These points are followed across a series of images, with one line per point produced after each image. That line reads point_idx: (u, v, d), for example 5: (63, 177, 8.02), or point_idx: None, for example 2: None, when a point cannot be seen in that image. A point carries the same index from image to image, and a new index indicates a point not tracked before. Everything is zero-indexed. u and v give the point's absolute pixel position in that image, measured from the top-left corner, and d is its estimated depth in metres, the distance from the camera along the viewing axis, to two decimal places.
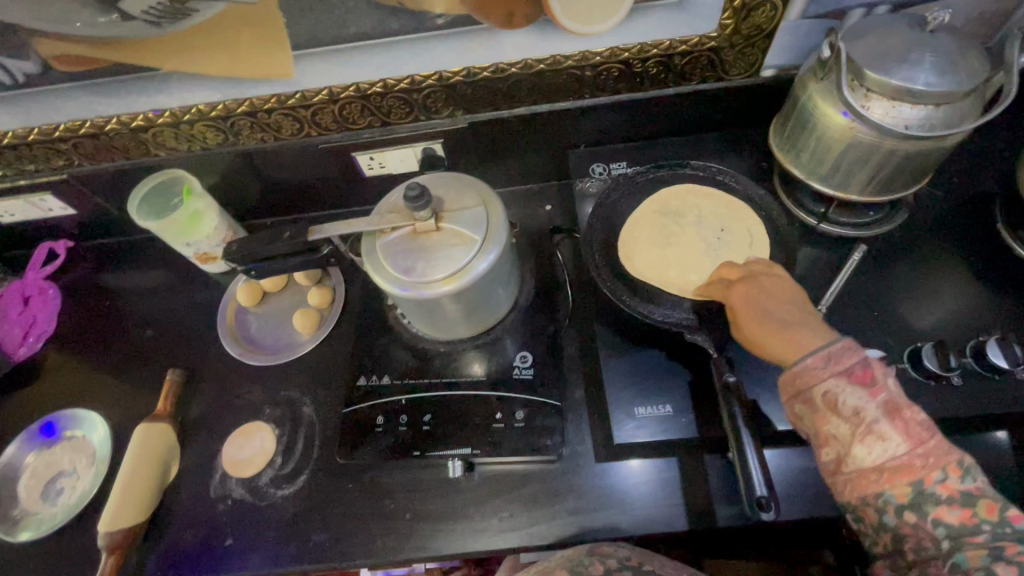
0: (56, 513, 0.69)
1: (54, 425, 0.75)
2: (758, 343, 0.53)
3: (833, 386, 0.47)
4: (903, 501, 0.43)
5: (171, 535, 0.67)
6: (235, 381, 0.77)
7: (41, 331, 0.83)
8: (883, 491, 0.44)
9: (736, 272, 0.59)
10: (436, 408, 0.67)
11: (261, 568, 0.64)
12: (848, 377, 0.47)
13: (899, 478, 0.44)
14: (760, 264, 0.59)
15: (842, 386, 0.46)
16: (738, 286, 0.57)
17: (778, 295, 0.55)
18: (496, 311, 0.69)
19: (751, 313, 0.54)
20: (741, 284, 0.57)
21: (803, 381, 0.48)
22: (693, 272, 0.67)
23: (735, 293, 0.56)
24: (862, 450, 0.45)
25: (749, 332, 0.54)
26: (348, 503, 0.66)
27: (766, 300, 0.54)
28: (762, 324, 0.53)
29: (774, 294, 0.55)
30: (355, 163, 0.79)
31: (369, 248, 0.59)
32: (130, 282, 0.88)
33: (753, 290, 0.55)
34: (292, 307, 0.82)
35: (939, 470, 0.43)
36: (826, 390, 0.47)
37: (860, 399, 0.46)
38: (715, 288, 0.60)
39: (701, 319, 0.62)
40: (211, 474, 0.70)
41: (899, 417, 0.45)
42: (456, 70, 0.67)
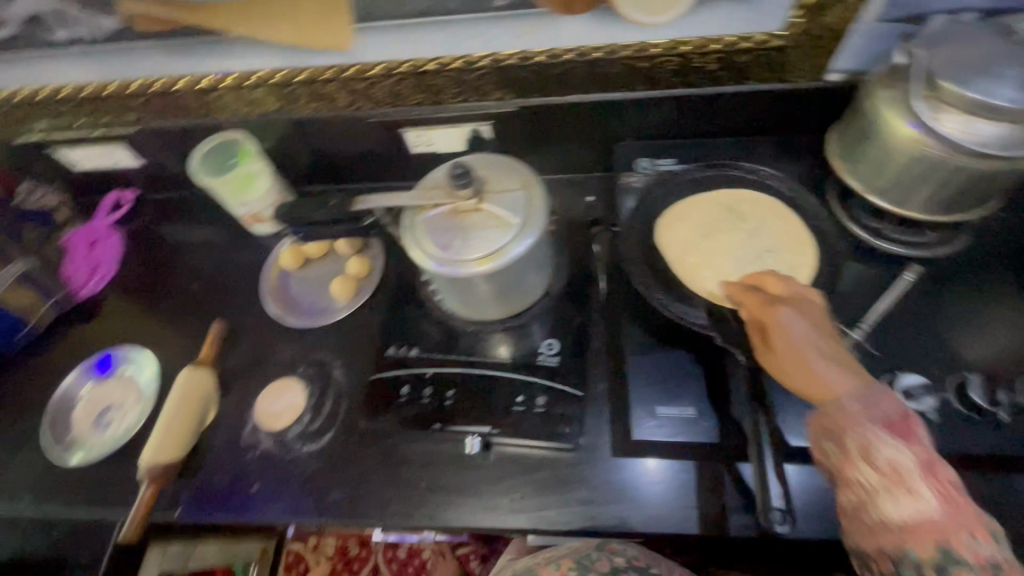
0: (103, 443, 0.75)
1: (108, 362, 0.81)
2: (787, 372, 0.50)
3: (871, 432, 0.44)
4: (925, 561, 0.40)
5: (203, 475, 0.72)
6: (272, 338, 0.80)
7: (103, 275, 0.90)
8: (905, 548, 0.41)
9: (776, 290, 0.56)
10: (460, 386, 0.67)
11: (283, 516, 0.68)
12: (888, 426, 0.44)
13: (924, 537, 0.41)
14: (798, 286, 0.56)
15: (881, 434, 0.44)
16: (776, 305, 0.53)
17: (816, 326, 0.52)
18: (522, 298, 0.69)
19: (791, 340, 0.50)
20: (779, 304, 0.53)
21: (840, 422, 0.45)
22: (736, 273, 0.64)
23: (773, 317, 0.52)
24: (890, 502, 0.42)
25: (783, 363, 0.50)
26: (368, 466, 0.69)
27: (807, 330, 0.51)
28: (798, 356, 0.50)
29: (812, 325, 0.52)
30: (403, 139, 0.80)
31: (409, 222, 0.60)
32: (184, 236, 0.94)
33: (793, 314, 0.52)
34: (331, 273, 0.85)
35: (970, 535, 0.40)
36: (863, 435, 0.44)
37: (897, 450, 0.43)
38: (748, 295, 0.56)
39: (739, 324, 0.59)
40: (243, 423, 0.74)
41: (935, 474, 0.42)
42: (511, 53, 0.67)
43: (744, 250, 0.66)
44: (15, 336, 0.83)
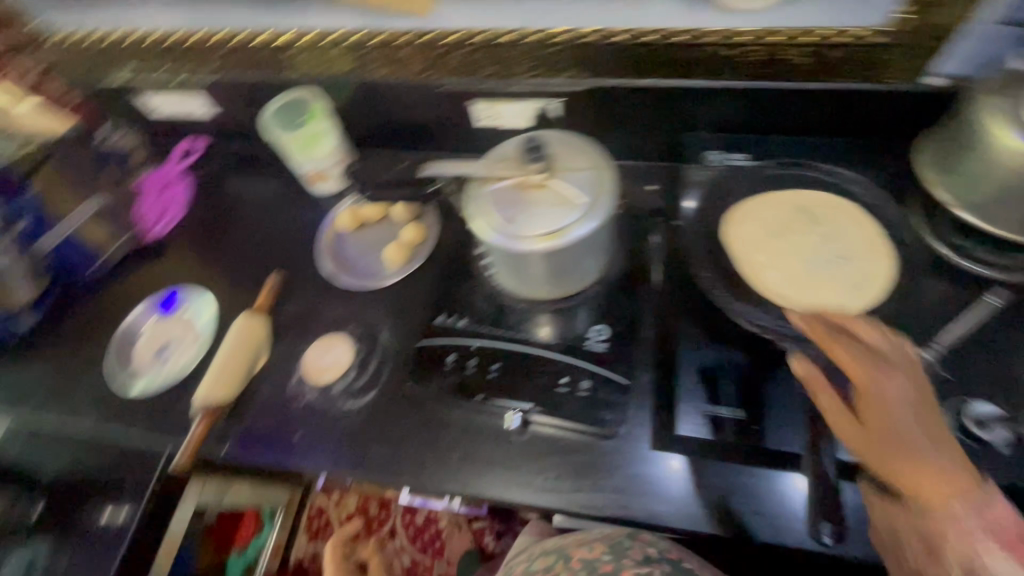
0: (161, 377, 0.79)
1: (171, 299, 0.85)
2: (875, 453, 0.45)
3: (981, 546, 0.41)
4: None
5: (250, 417, 0.74)
6: (324, 295, 0.83)
7: (171, 218, 0.94)
8: None
9: (878, 347, 0.49)
10: (505, 361, 0.66)
11: (322, 466, 0.70)
12: (1000, 540, 0.41)
13: None
14: (895, 343, 0.49)
15: (988, 550, 0.41)
16: (878, 373, 0.47)
17: (917, 400, 0.46)
18: (576, 281, 0.68)
19: (886, 419, 0.45)
20: (883, 371, 0.47)
21: (938, 528, 0.43)
22: (803, 276, 0.61)
23: (867, 387, 0.47)
24: None
25: (872, 441, 0.46)
26: (407, 427, 0.70)
27: (911, 410, 0.45)
28: (892, 439, 0.45)
29: (913, 400, 0.46)
30: (469, 112, 0.80)
31: (474, 192, 0.60)
32: (248, 188, 0.97)
33: (897, 388, 0.46)
34: (384, 238, 0.85)
35: None
36: (968, 546, 0.42)
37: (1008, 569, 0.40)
38: (844, 349, 0.49)
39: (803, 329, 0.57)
40: (291, 373, 0.77)
41: None
42: (590, 31, 0.66)
43: (812, 254, 0.63)
44: (91, 267, 0.90)
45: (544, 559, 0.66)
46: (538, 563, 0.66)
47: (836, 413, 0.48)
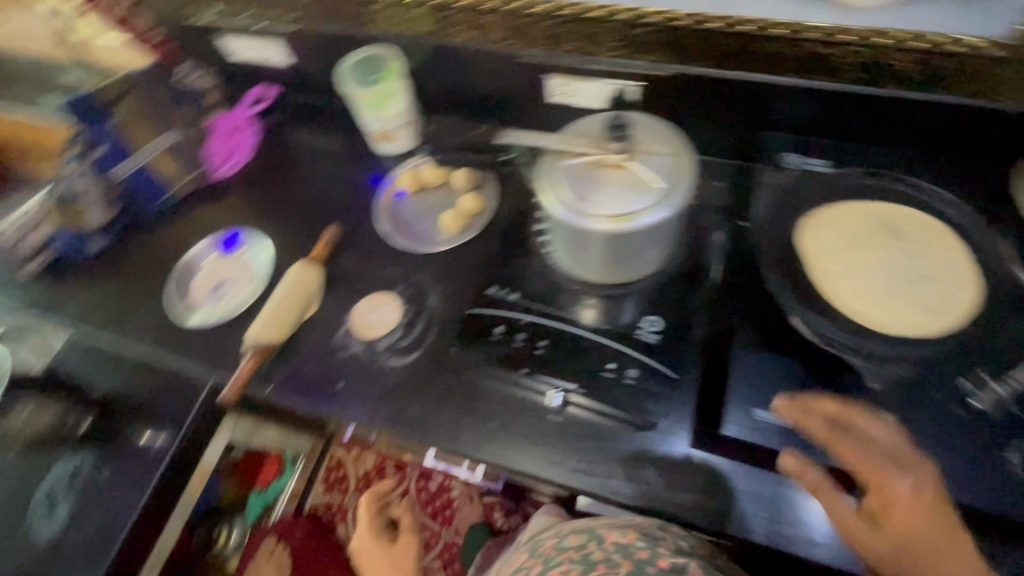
0: (216, 312, 0.82)
1: (234, 239, 0.88)
2: (884, 551, 0.47)
3: None
4: None
5: (296, 362, 0.77)
6: (379, 252, 0.84)
7: (237, 159, 0.96)
8: None
9: (880, 441, 0.51)
10: (554, 339, 0.67)
11: (360, 417, 0.72)
12: None
13: None
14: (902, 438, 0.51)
15: None
16: (889, 468, 0.49)
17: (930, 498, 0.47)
18: (635, 269, 0.68)
19: (895, 518, 0.47)
20: (893, 466, 0.49)
21: None
22: (878, 292, 0.60)
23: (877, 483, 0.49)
24: None
25: (880, 540, 0.47)
26: (446, 392, 0.71)
27: (925, 506, 0.47)
28: (901, 539, 0.46)
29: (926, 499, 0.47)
30: (544, 86, 0.79)
31: (548, 166, 0.59)
32: (313, 140, 0.98)
33: (914, 488, 0.48)
34: (443, 204, 0.86)
35: None
36: None
37: None
38: (849, 445, 0.51)
39: (866, 341, 0.58)
40: (339, 324, 0.78)
41: None
42: (684, 14, 0.64)
43: (890, 270, 0.61)
44: (158, 198, 0.93)
45: (574, 538, 0.63)
46: (569, 540, 0.63)
47: (846, 510, 0.49)
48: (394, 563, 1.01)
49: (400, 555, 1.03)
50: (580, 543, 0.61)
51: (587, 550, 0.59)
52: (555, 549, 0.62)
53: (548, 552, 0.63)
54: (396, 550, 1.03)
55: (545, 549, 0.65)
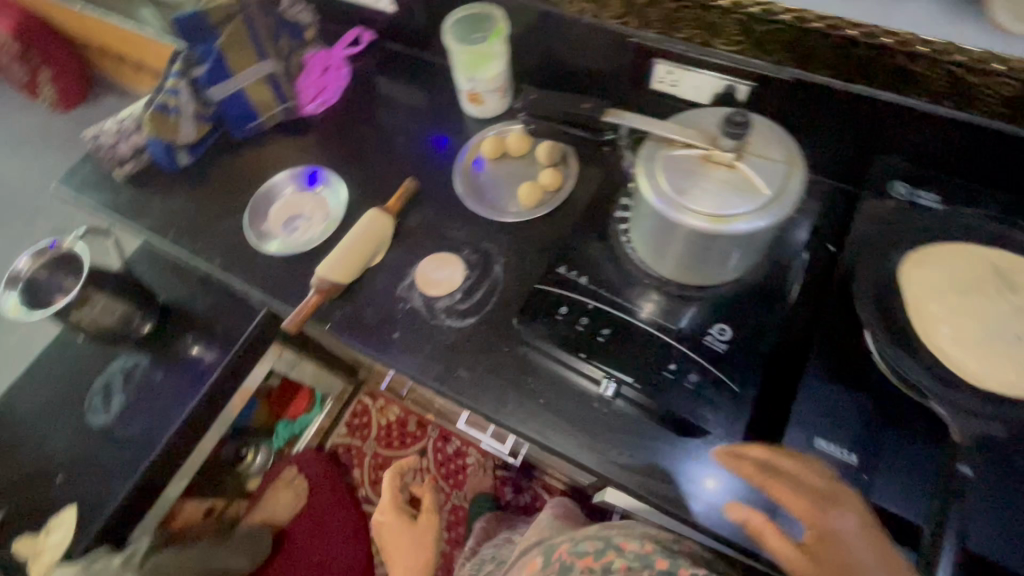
0: (287, 243, 0.84)
1: (315, 176, 0.90)
2: None
3: None
4: None
5: (355, 305, 0.78)
6: (451, 212, 0.84)
7: (326, 99, 0.97)
8: None
9: (809, 479, 0.50)
10: (618, 329, 0.65)
11: (410, 369, 0.73)
12: None
13: None
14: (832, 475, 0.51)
15: None
16: (820, 506, 0.48)
17: (865, 532, 0.47)
18: (715, 275, 0.65)
19: (836, 554, 0.45)
20: (824, 502, 0.48)
21: None
22: (983, 341, 0.54)
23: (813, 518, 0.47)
24: None
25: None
26: (498, 361, 0.72)
27: (861, 536, 0.46)
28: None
29: (863, 533, 0.46)
30: (650, 70, 0.77)
31: (649, 152, 0.58)
32: (401, 90, 0.98)
33: (848, 525, 0.47)
34: (521, 176, 0.85)
35: None
36: None
37: None
38: (782, 485, 0.50)
39: (965, 396, 0.51)
40: (403, 276, 0.79)
41: None
42: (821, 16, 0.60)
43: (1003, 320, 0.54)
44: (247, 125, 0.95)
45: (592, 544, 0.75)
46: (586, 546, 0.68)
47: (787, 549, 0.48)
48: (418, 541, 1.07)
49: (422, 533, 1.08)
50: (599, 550, 0.66)
51: (606, 558, 0.65)
52: (574, 554, 0.74)
53: (564, 556, 0.69)
54: (419, 529, 1.08)
55: (561, 552, 0.70)
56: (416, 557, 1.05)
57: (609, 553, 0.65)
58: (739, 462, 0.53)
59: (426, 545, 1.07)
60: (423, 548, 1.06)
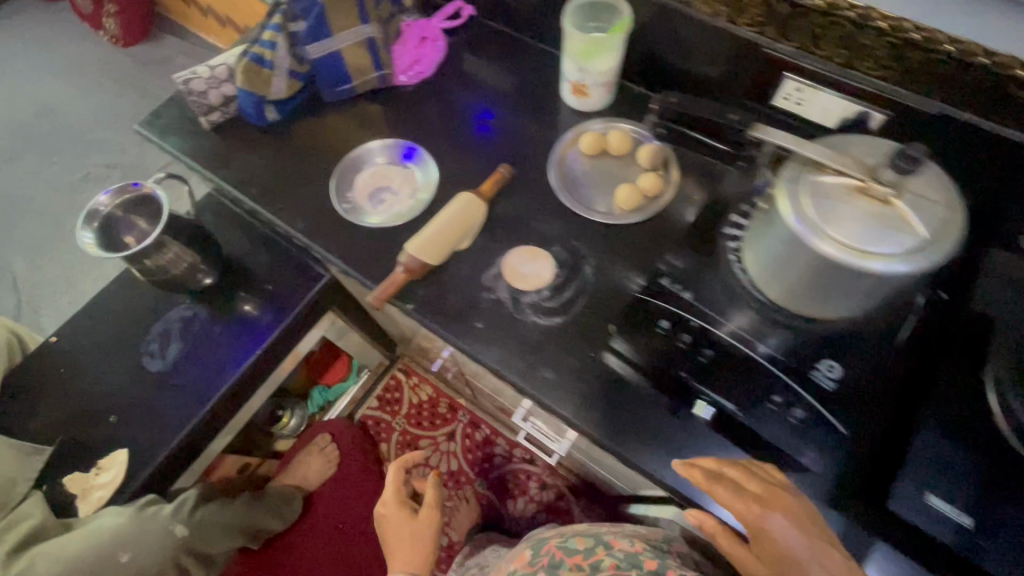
0: (375, 214, 0.83)
1: (413, 152, 0.88)
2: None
3: None
4: None
5: (439, 289, 0.76)
6: (543, 204, 0.82)
7: (420, 71, 0.94)
8: None
9: (747, 483, 0.57)
10: (721, 350, 0.63)
11: (491, 361, 0.72)
12: None
13: None
14: (764, 475, 0.57)
15: None
16: (756, 508, 0.54)
17: (795, 522, 0.53)
18: (830, 306, 0.61)
19: (772, 547, 0.52)
20: (759, 504, 0.54)
21: None
22: None
23: (749, 516, 0.54)
24: None
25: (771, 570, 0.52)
26: (583, 367, 0.71)
27: (791, 530, 0.52)
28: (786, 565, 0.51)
29: (795, 523, 0.53)
30: (776, 86, 0.73)
31: (794, 175, 0.55)
32: (499, 70, 0.95)
33: (777, 522, 0.53)
34: (619, 176, 0.83)
35: None
36: None
37: None
38: (721, 491, 0.56)
39: None
40: (490, 265, 0.77)
41: None
42: (991, 51, 0.57)
43: None
44: (338, 87, 0.92)
45: (582, 542, 0.73)
46: (577, 542, 0.73)
47: (736, 546, 0.55)
48: (414, 538, 1.02)
49: (419, 529, 1.03)
50: (589, 547, 0.71)
51: (595, 555, 0.70)
52: (563, 551, 0.73)
53: (554, 551, 0.73)
54: (417, 525, 1.03)
55: (551, 546, 0.74)
56: (415, 551, 1.01)
57: (597, 551, 0.70)
58: (689, 471, 0.59)
59: (424, 539, 1.02)
60: (420, 546, 1.02)
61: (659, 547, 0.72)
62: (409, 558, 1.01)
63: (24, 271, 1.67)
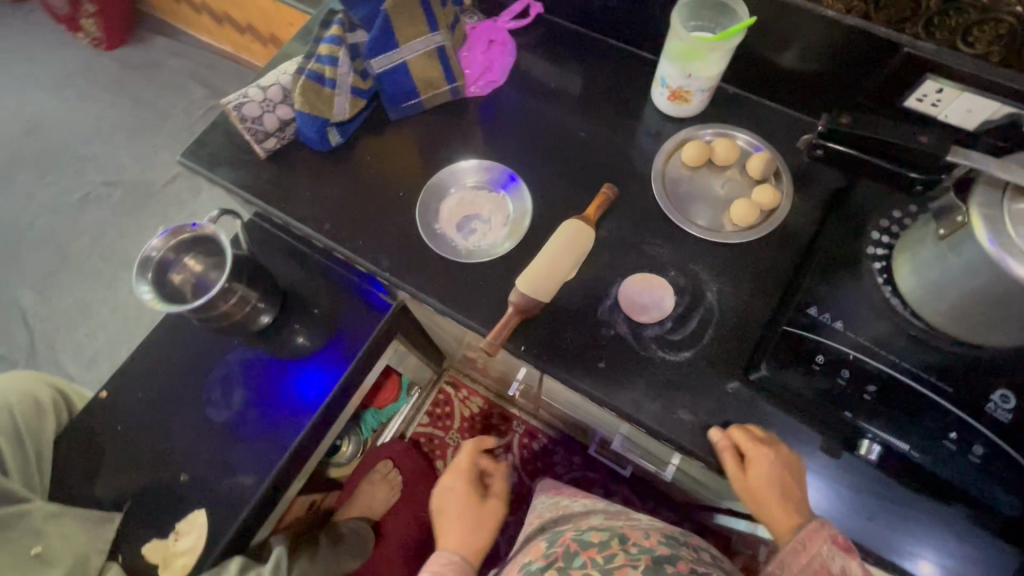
0: (467, 245, 0.76)
1: (512, 180, 0.80)
2: (758, 502, 0.61)
3: (828, 551, 0.56)
4: None
5: (552, 327, 0.71)
6: (652, 225, 0.75)
7: (491, 79, 0.86)
8: None
9: (754, 431, 0.64)
10: (886, 384, 0.60)
11: (621, 404, 0.67)
12: (837, 541, 0.57)
13: None
14: (768, 432, 0.65)
15: (833, 550, 0.56)
16: (760, 450, 0.61)
17: (785, 463, 0.62)
18: (1006, 336, 0.56)
19: (763, 480, 0.60)
20: (763, 447, 0.62)
21: (810, 541, 0.57)
22: None
23: (755, 457, 0.61)
24: None
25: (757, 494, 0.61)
26: (722, 404, 0.67)
27: (778, 468, 0.61)
28: (768, 492, 0.60)
29: (784, 464, 0.62)
30: (911, 87, 0.67)
31: (990, 199, 0.50)
32: (577, 74, 0.87)
33: (770, 460, 0.61)
34: (727, 188, 0.77)
35: None
36: (824, 555, 0.55)
37: (844, 560, 0.55)
38: (740, 437, 0.63)
39: None
40: (603, 297, 0.72)
41: None
42: None
43: None
44: (405, 103, 0.83)
45: (596, 535, 0.73)
46: (591, 536, 0.72)
47: (735, 472, 0.62)
48: (475, 523, 0.86)
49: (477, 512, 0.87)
50: (604, 541, 0.69)
51: (610, 549, 0.69)
52: (576, 544, 0.71)
53: (569, 544, 0.72)
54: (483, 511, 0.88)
55: (566, 539, 0.73)
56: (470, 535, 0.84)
57: (613, 545, 0.69)
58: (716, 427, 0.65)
59: (485, 528, 0.86)
60: (481, 534, 0.85)
61: (674, 539, 0.73)
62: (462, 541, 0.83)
63: (32, 304, 1.56)
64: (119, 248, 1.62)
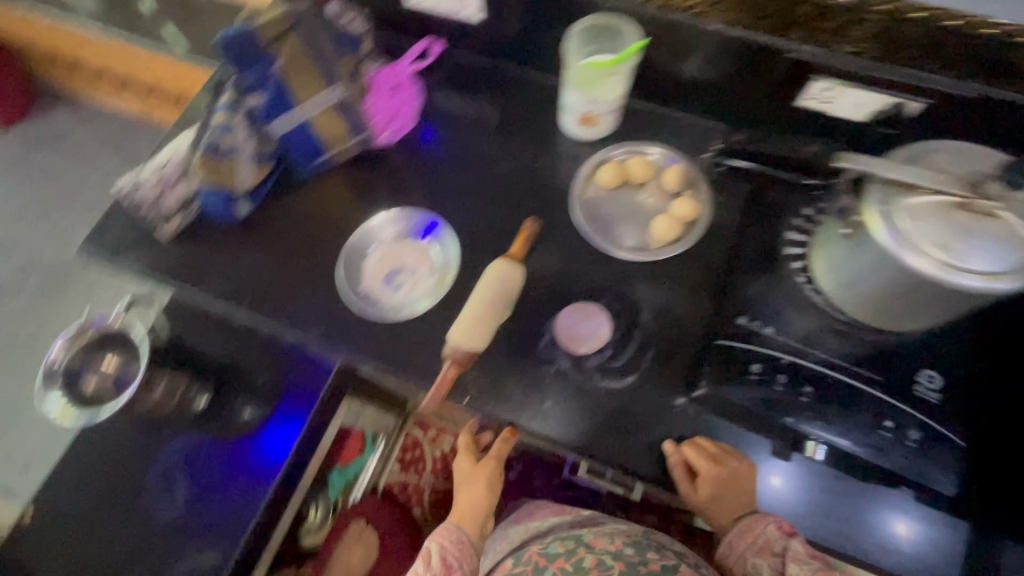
0: (397, 300, 0.74)
1: (433, 226, 0.78)
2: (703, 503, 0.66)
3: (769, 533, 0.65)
4: None
5: (493, 372, 0.69)
6: (579, 253, 0.75)
7: (401, 124, 0.82)
8: None
9: (707, 445, 0.65)
10: (821, 384, 0.60)
11: (573, 440, 0.66)
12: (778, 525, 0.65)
13: None
14: (722, 445, 0.65)
15: (772, 530, 0.65)
16: (711, 468, 0.63)
17: (734, 475, 0.64)
18: (921, 320, 0.58)
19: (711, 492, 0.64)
20: (715, 465, 0.63)
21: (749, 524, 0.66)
22: None
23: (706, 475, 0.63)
24: None
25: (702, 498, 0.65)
26: (671, 423, 0.67)
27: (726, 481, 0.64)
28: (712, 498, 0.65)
29: (733, 476, 0.64)
30: (804, 87, 0.69)
31: (882, 198, 0.52)
32: (486, 107, 0.86)
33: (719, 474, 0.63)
34: (647, 205, 0.78)
35: None
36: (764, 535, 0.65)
37: (783, 539, 0.64)
38: (693, 454, 0.64)
39: None
40: (541, 333, 0.71)
41: None
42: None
43: None
44: (313, 160, 0.79)
45: (561, 544, 0.76)
46: (557, 547, 0.75)
47: (687, 485, 0.64)
48: (471, 490, 0.84)
49: (479, 480, 0.84)
50: (570, 550, 0.73)
51: (577, 556, 0.73)
52: (543, 557, 0.75)
53: (536, 558, 0.75)
54: (481, 481, 0.83)
55: (533, 553, 0.76)
56: (473, 504, 0.82)
57: (579, 551, 0.73)
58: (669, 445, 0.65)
59: (486, 494, 0.83)
60: (479, 500, 0.82)
61: (642, 541, 0.74)
62: (468, 514, 0.82)
63: None
64: (43, 338, 1.52)
